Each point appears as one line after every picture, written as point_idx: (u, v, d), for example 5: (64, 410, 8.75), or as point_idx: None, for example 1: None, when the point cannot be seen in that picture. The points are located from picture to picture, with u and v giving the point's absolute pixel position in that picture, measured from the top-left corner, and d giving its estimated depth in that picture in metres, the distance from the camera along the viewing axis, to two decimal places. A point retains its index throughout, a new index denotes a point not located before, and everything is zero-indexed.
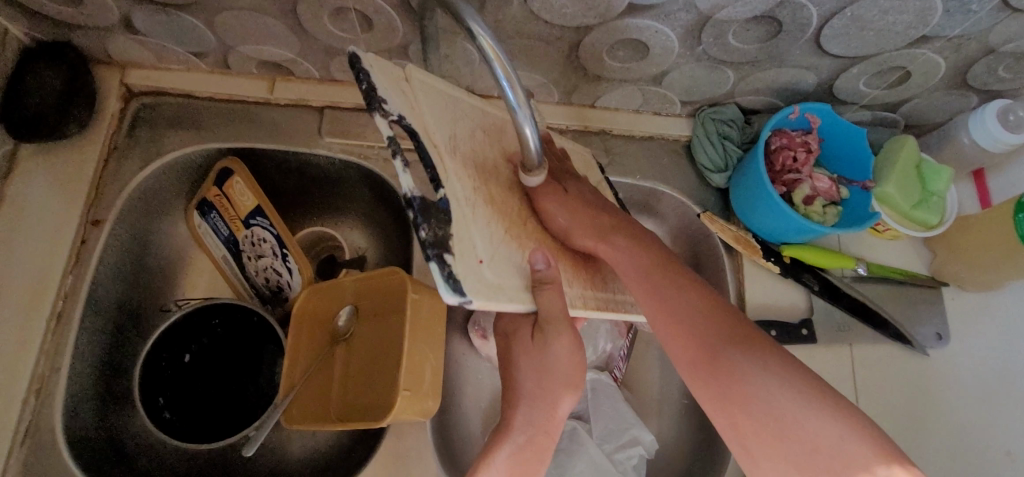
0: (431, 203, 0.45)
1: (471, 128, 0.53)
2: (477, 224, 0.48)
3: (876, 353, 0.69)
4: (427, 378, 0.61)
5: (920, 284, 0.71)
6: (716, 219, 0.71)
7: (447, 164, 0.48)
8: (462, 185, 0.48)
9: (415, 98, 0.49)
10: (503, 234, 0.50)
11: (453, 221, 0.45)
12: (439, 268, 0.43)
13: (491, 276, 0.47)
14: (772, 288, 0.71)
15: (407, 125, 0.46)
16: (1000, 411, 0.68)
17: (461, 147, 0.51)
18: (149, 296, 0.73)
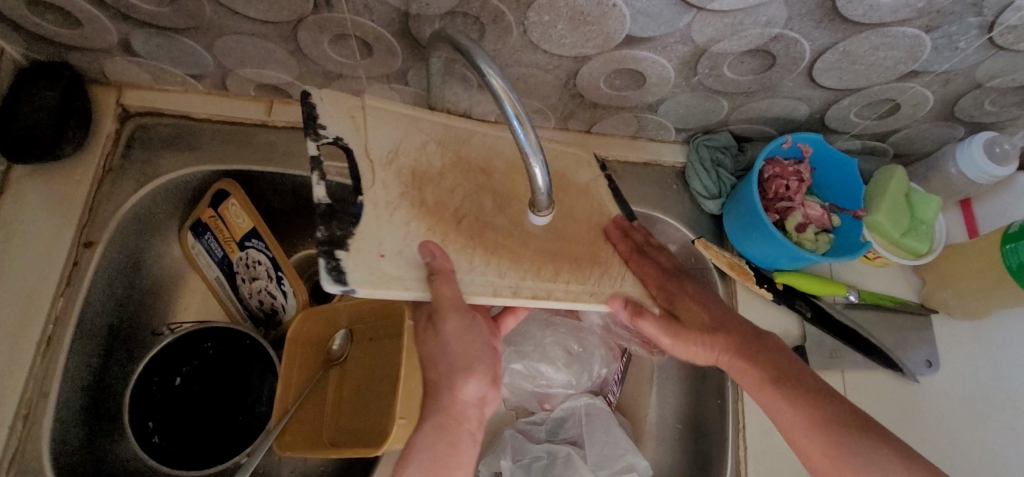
0: (338, 207, 0.48)
1: (424, 141, 0.56)
2: (392, 224, 0.51)
3: (868, 380, 0.70)
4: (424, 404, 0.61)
5: (909, 311, 0.72)
6: (710, 245, 0.71)
7: (378, 176, 0.52)
8: (388, 193, 0.52)
9: (364, 123, 0.53)
10: (423, 232, 0.52)
11: (358, 224, 0.49)
12: (324, 261, 0.46)
13: (390, 270, 0.49)
14: (765, 314, 0.71)
15: (343, 146, 0.51)
16: (990, 440, 0.69)
17: (401, 160, 0.54)
18: (139, 318, 0.73)
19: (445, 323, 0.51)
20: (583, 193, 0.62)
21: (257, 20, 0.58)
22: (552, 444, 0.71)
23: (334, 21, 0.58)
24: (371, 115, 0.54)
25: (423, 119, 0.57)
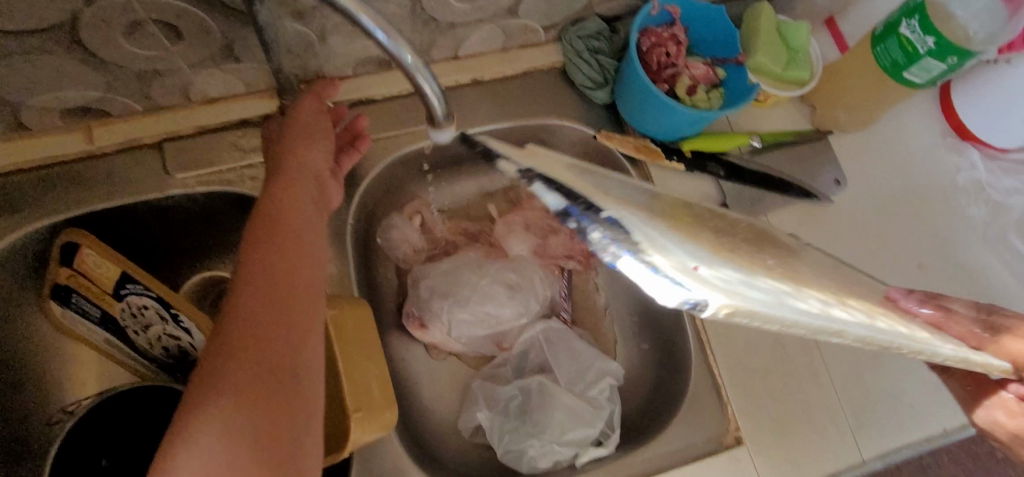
0: (583, 224, 0.42)
1: (649, 197, 0.52)
2: (669, 245, 0.41)
3: (789, 216, 0.72)
4: (376, 389, 0.54)
5: (809, 139, 0.74)
6: (612, 135, 0.69)
7: (604, 197, 0.44)
8: (617, 201, 0.46)
9: (554, 161, 0.52)
10: (713, 252, 0.43)
11: (628, 231, 0.41)
12: (598, 231, 0.41)
13: (683, 259, 0.40)
14: (681, 185, 0.71)
15: (526, 171, 0.47)
16: (904, 230, 0.74)
17: (656, 199, 0.49)
18: (27, 413, 0.62)
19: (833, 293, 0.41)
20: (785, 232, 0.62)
21: (21, 31, 0.48)
22: (522, 380, 0.69)
23: (117, 7, 0.48)
24: (558, 162, 0.53)
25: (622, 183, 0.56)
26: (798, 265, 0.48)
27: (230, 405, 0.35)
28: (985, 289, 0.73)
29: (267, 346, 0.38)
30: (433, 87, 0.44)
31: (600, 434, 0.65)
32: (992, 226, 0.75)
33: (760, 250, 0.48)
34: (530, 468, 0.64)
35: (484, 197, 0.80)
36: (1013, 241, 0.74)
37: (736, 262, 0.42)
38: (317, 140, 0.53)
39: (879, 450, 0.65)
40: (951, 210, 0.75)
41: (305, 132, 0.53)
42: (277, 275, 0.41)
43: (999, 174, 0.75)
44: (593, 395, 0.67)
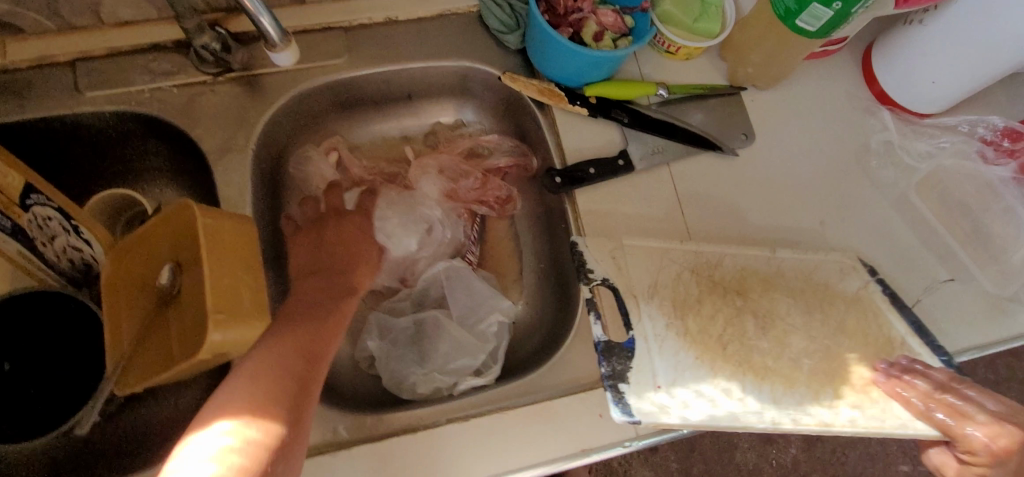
0: (613, 345, 0.57)
1: (680, 270, 0.64)
2: (662, 355, 0.58)
3: (692, 166, 0.72)
4: (247, 301, 0.57)
5: (720, 94, 0.75)
6: (516, 77, 0.71)
7: (642, 308, 0.61)
8: (654, 322, 0.60)
9: (623, 262, 0.64)
10: (690, 358, 0.59)
11: (633, 356, 0.57)
12: (613, 395, 0.54)
13: (665, 397, 0.55)
14: (585, 130, 0.72)
15: (608, 283, 0.61)
16: (808, 189, 0.73)
17: (660, 290, 0.63)
18: None
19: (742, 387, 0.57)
20: (854, 300, 0.65)
21: None
22: (418, 313, 0.72)
23: None
24: (627, 255, 0.64)
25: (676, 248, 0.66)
26: (784, 355, 0.60)
27: (269, 377, 0.47)
28: (884, 251, 0.73)
29: (303, 384, 0.48)
30: (599, 324, 0.57)
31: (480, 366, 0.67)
32: (899, 188, 0.74)
33: (788, 368, 0.59)
34: (411, 394, 0.66)
35: (405, 142, 0.82)
36: (916, 203, 0.74)
37: (715, 386, 0.57)
38: (347, 234, 0.68)
39: None
40: (861, 172, 0.75)
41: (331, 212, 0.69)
42: (314, 314, 0.56)
43: (910, 137, 0.76)
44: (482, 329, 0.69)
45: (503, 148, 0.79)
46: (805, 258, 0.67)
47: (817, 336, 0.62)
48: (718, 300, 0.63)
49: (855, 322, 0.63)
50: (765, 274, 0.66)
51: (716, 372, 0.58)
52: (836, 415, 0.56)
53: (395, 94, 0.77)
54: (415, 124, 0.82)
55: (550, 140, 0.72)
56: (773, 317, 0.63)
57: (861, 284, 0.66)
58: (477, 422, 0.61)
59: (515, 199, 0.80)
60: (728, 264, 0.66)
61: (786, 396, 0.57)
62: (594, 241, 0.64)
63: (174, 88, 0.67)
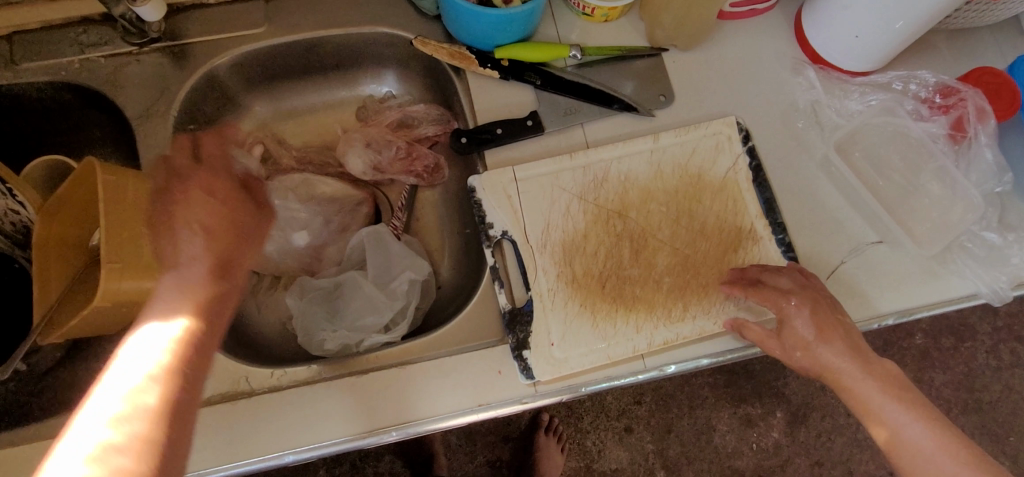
0: (518, 313, 0.64)
1: (573, 207, 0.68)
2: (554, 311, 0.65)
3: (606, 127, 0.72)
4: (146, 251, 0.59)
5: (638, 55, 0.74)
6: (427, 41, 0.72)
7: (539, 262, 0.66)
8: (548, 275, 0.66)
9: (518, 202, 0.68)
10: (576, 308, 0.65)
11: (533, 321, 0.64)
12: (518, 363, 0.63)
13: (559, 353, 0.64)
14: (498, 93, 0.72)
15: (509, 237, 0.67)
16: (732, 147, 0.71)
17: (553, 235, 0.67)
18: None
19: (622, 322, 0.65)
20: (720, 188, 0.70)
21: None
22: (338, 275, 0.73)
23: None
24: (522, 190, 0.68)
25: (566, 167, 0.69)
26: (656, 274, 0.67)
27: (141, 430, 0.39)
28: (807, 212, 0.71)
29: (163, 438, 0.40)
30: (504, 293, 0.65)
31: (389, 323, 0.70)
32: (825, 147, 0.72)
33: (660, 286, 0.66)
34: (320, 350, 0.69)
35: (337, 113, 0.83)
36: (840, 163, 0.71)
37: (592, 324, 0.65)
38: (231, 215, 0.52)
39: (665, 357, 0.65)
40: (787, 132, 0.73)
41: (207, 224, 0.51)
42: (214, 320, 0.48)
43: (839, 96, 0.73)
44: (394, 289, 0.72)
45: (431, 117, 0.80)
46: (683, 144, 0.71)
47: (682, 246, 0.68)
48: (602, 233, 0.67)
49: (715, 219, 0.69)
50: (646, 182, 0.69)
51: (597, 316, 0.65)
52: (687, 329, 0.65)
53: (323, 64, 0.79)
54: (347, 95, 0.83)
55: (465, 104, 0.73)
56: (647, 236, 0.68)
57: (732, 161, 0.71)
58: (376, 376, 0.62)
59: (443, 168, 0.81)
60: (610, 178, 0.69)
61: (659, 323, 0.65)
62: (490, 181, 0.68)
63: (102, 58, 0.71)
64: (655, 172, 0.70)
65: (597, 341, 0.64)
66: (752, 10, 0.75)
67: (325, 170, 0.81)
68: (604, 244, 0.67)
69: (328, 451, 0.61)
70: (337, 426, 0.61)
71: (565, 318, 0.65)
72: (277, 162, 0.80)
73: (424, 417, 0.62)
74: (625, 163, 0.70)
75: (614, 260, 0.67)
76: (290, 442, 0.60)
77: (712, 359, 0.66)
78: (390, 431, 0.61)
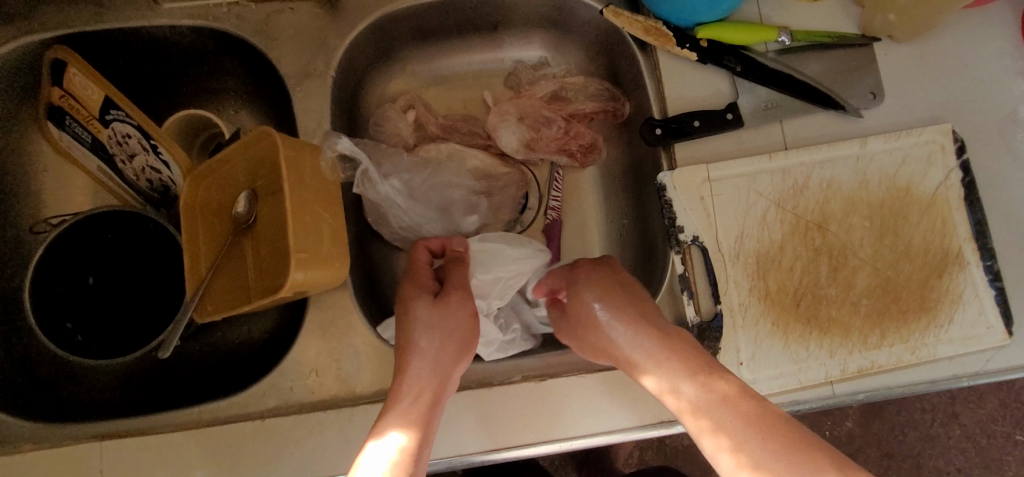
0: (707, 328, 0.60)
1: (769, 214, 0.62)
2: (746, 328, 0.60)
3: (808, 125, 0.64)
4: (327, 237, 0.54)
5: (848, 45, 0.66)
6: (620, 12, 0.64)
7: (731, 274, 0.61)
8: (739, 288, 0.61)
9: (712, 206, 0.61)
10: (768, 327, 0.60)
11: (722, 337, 0.60)
12: None
13: (748, 374, 0.60)
14: (692, 78, 0.64)
15: (700, 243, 0.61)
16: (946, 158, 0.64)
17: (747, 244, 0.61)
18: (14, 215, 0.64)
19: (815, 344, 0.60)
20: (929, 204, 0.63)
21: None
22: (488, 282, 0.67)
23: None
24: (716, 192, 0.62)
25: (765, 169, 0.62)
26: (855, 295, 0.61)
27: None
28: (1019, 238, 0.64)
29: None
30: (693, 305, 0.60)
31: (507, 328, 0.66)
32: None
33: (857, 309, 0.61)
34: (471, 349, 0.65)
35: (486, 78, 0.76)
36: None
37: (783, 344, 0.60)
38: (448, 333, 0.54)
39: (855, 385, 0.61)
40: (1003, 146, 0.66)
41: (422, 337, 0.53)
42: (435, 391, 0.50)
43: None
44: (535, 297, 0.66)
45: (589, 91, 0.74)
46: (893, 151, 0.64)
47: (884, 266, 0.62)
48: (799, 246, 0.62)
49: (921, 238, 0.63)
50: (849, 192, 0.63)
51: (789, 337, 0.60)
52: (883, 357, 0.61)
53: (481, 23, 0.71)
54: (498, 60, 0.76)
55: (651, 87, 0.65)
56: (847, 253, 0.62)
57: (945, 174, 0.64)
58: (555, 383, 0.59)
59: (598, 149, 0.74)
60: (812, 184, 0.63)
61: (855, 349, 0.61)
62: (682, 178, 0.61)
63: (254, 3, 0.63)
64: (861, 180, 0.63)
65: (787, 363, 0.60)
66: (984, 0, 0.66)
67: (470, 141, 0.75)
68: (800, 259, 0.62)
69: (503, 458, 0.58)
70: (513, 434, 0.58)
71: (756, 336, 0.60)
72: (424, 130, 0.73)
73: (603, 431, 0.58)
74: (828, 168, 0.63)
75: (811, 277, 0.61)
76: (464, 447, 0.57)
77: (904, 391, 0.61)
78: (570, 442, 0.58)
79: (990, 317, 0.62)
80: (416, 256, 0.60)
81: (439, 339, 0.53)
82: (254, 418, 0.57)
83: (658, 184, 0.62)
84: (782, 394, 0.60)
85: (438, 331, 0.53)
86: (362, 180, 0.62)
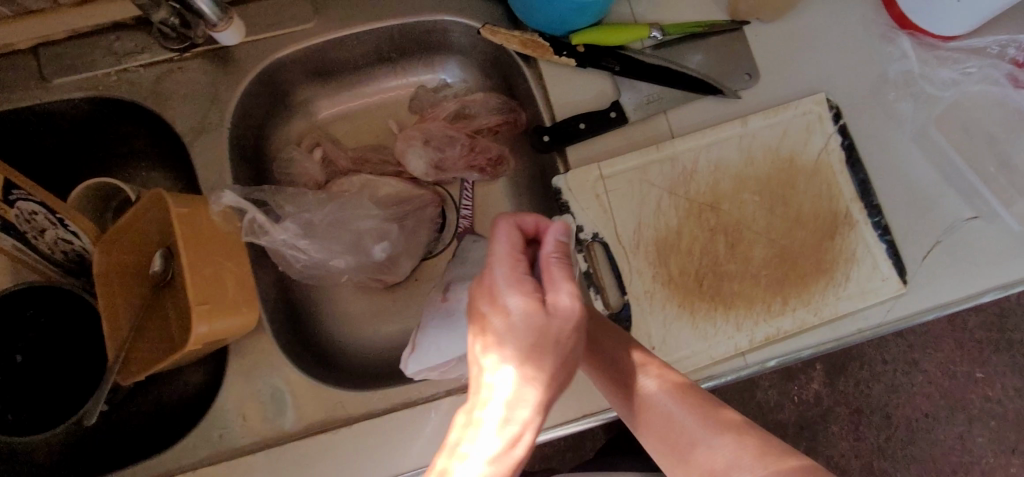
0: (616, 319, 0.62)
1: (663, 202, 0.65)
2: (653, 314, 0.63)
3: (691, 112, 0.67)
4: (232, 286, 0.56)
5: (720, 31, 0.68)
6: (496, 30, 0.66)
7: (633, 264, 0.63)
8: (643, 277, 0.63)
9: (607, 201, 0.64)
10: (675, 309, 0.63)
11: (631, 326, 0.62)
12: None
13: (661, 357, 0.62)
14: (574, 82, 0.67)
15: (600, 239, 0.64)
16: (823, 126, 0.67)
17: (645, 235, 0.64)
18: None
19: (721, 320, 0.63)
20: (813, 172, 0.67)
21: None
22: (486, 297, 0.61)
23: None
24: (610, 188, 0.64)
25: (654, 160, 0.65)
26: (753, 268, 0.64)
27: None
28: (901, 190, 0.68)
29: None
30: (600, 300, 0.62)
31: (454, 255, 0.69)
32: (919, 122, 0.69)
33: (758, 281, 0.64)
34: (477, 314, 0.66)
35: (389, 106, 0.78)
36: (934, 138, 0.68)
37: (691, 324, 0.63)
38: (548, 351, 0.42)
39: (766, 353, 0.64)
40: (879, 107, 0.69)
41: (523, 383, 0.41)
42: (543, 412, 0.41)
43: (932, 64, 0.69)
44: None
45: (490, 105, 0.75)
46: (773, 125, 0.67)
47: (778, 236, 0.65)
48: (695, 228, 0.65)
49: (810, 205, 0.66)
50: (737, 170, 0.66)
51: (695, 316, 0.63)
52: (787, 322, 0.63)
53: (373, 55, 0.73)
54: (398, 87, 0.78)
55: (538, 96, 0.68)
56: (742, 229, 0.65)
57: (824, 141, 0.67)
58: None
59: (505, 161, 0.77)
60: (700, 169, 0.66)
61: (759, 319, 0.63)
62: (574, 180, 0.64)
63: (142, 68, 0.65)
64: (747, 158, 0.66)
65: (697, 341, 0.63)
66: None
67: (382, 169, 0.76)
68: (698, 240, 0.64)
69: None
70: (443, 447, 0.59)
71: (664, 320, 0.63)
72: (333, 166, 0.75)
73: None
74: (714, 150, 0.66)
75: (710, 257, 0.64)
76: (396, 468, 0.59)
77: (813, 351, 0.64)
78: None
79: (884, 270, 0.65)
80: (501, 236, 0.45)
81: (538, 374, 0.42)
82: (188, 470, 0.58)
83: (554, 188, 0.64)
84: (696, 371, 0.63)
85: (533, 378, 0.41)
86: (255, 231, 0.61)
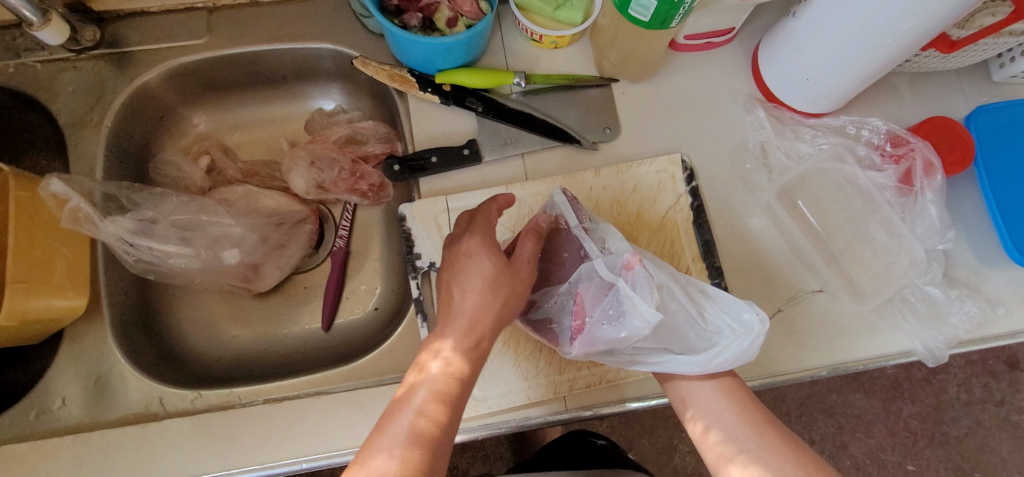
0: None
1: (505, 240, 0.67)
2: None
3: (547, 158, 0.70)
4: (62, 269, 0.61)
5: (587, 85, 0.72)
6: (368, 62, 0.70)
7: None
8: None
9: (449, 232, 0.66)
10: (499, 345, 0.64)
11: None
12: None
13: (477, 391, 0.63)
14: (440, 117, 0.71)
15: (436, 268, 0.66)
16: (675, 185, 0.69)
17: None
18: None
19: (544, 361, 0.64)
20: (659, 228, 0.68)
21: None
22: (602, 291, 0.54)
23: None
24: (455, 219, 0.67)
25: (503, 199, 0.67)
26: None
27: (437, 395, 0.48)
28: (747, 256, 0.69)
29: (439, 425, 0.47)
30: (426, 328, 0.64)
31: (605, 239, 0.56)
32: (770, 192, 0.70)
33: None
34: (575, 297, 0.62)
35: (286, 125, 0.82)
36: (783, 209, 0.70)
37: (514, 362, 0.64)
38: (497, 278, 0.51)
39: (587, 401, 0.64)
40: (734, 173, 0.71)
41: (441, 395, 0.47)
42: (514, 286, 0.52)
43: (790, 137, 0.71)
44: (646, 363, 0.55)
45: (378, 134, 0.78)
46: (627, 179, 0.69)
47: None
48: None
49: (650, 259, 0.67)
50: None
51: (518, 355, 0.64)
52: (610, 372, 0.64)
53: (269, 75, 0.77)
54: (297, 108, 0.82)
55: (406, 126, 0.72)
56: None
57: (674, 200, 0.69)
58: (287, 405, 0.62)
59: (388, 187, 0.78)
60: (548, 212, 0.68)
61: (583, 363, 0.64)
62: (420, 209, 0.67)
63: (39, 64, 0.70)
64: (593, 205, 0.68)
65: (516, 380, 0.63)
66: (707, 43, 0.72)
67: (269, 184, 0.79)
68: None
69: None
70: (245, 452, 0.60)
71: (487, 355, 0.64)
72: (220, 174, 0.79)
73: (332, 449, 0.60)
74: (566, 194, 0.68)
75: None
76: (196, 469, 0.60)
77: (636, 404, 0.64)
78: (295, 462, 0.60)
79: None
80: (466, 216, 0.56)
81: (445, 385, 0.48)
82: None
83: (400, 215, 0.67)
84: (513, 408, 0.63)
85: (429, 411, 0.46)
86: (80, 220, 0.61)
